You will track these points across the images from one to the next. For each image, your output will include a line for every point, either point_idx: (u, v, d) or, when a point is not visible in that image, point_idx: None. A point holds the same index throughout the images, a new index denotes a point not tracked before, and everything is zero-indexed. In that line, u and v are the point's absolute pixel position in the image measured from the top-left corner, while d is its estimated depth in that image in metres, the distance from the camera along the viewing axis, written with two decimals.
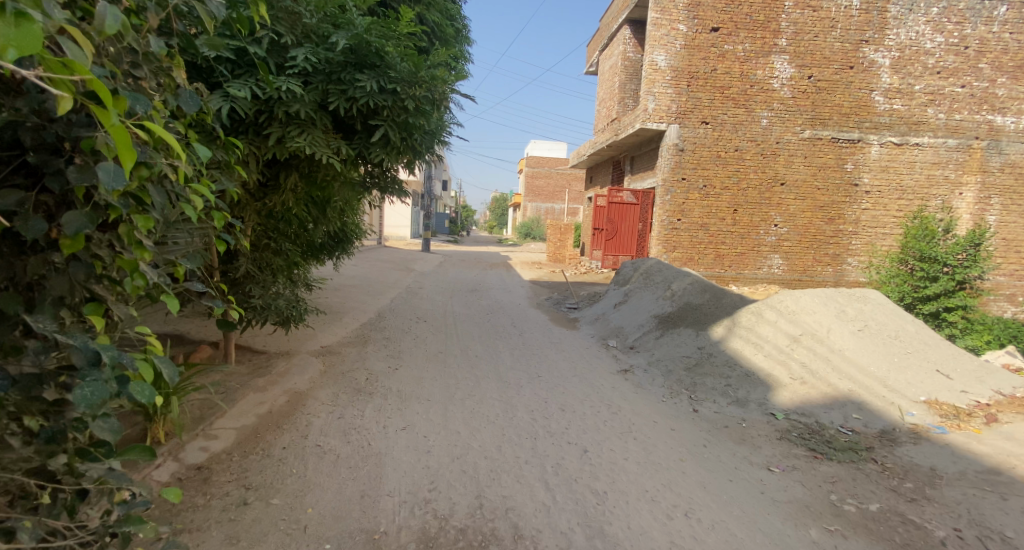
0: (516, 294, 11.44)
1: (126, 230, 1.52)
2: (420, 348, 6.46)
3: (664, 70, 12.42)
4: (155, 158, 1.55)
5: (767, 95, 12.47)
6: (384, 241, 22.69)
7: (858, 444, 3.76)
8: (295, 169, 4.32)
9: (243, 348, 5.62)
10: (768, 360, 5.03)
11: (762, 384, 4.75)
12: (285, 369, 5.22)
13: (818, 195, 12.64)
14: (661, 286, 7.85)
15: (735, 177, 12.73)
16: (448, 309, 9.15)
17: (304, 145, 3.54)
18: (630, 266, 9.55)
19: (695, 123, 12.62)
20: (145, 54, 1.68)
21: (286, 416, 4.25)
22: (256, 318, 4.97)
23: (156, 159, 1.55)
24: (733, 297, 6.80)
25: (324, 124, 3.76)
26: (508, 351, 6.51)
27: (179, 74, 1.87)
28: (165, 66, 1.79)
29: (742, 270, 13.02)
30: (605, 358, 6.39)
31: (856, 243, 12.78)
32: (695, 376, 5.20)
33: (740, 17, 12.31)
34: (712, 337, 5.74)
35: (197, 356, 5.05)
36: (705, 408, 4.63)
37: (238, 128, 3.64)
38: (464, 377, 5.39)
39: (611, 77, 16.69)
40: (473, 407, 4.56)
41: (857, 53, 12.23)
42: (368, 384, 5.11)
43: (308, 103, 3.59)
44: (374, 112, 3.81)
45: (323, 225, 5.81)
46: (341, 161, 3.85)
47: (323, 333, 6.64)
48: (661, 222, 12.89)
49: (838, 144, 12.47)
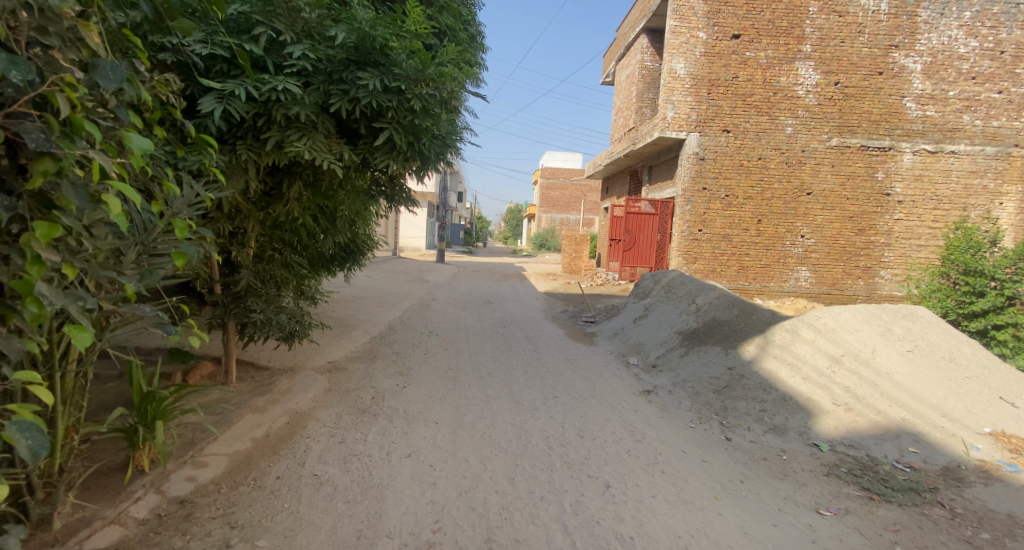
0: (530, 306, 11.08)
1: (26, 239, 1.71)
2: (430, 364, 6.14)
3: (683, 79, 12.13)
4: (63, 155, 1.72)
5: (791, 103, 12.05)
6: (397, 252, 22.45)
7: (919, 484, 3.38)
8: (299, 177, 4.00)
9: (244, 364, 5.34)
10: (807, 384, 4.61)
11: (801, 409, 4.35)
12: (287, 387, 4.91)
13: (847, 205, 12.13)
14: (684, 300, 7.44)
15: (759, 187, 12.29)
16: (461, 322, 8.83)
17: (305, 150, 3.26)
18: (649, 279, 9.13)
19: (716, 131, 12.24)
20: (42, 10, 1.70)
21: (282, 441, 3.94)
22: (257, 335, 4.64)
23: (61, 160, 1.71)
24: (764, 313, 6.37)
25: (327, 128, 3.48)
26: (523, 368, 6.17)
27: (92, 38, 1.83)
28: (72, 27, 1.78)
29: (767, 283, 12.50)
30: (627, 377, 6.00)
31: (888, 256, 12.20)
32: (726, 400, 4.81)
33: (762, 23, 11.95)
34: (743, 357, 5.33)
35: (198, 373, 4.80)
36: (738, 436, 4.24)
37: (232, 132, 3.41)
38: (475, 397, 5.05)
39: (629, 86, 16.38)
40: (485, 432, 4.22)
41: (886, 58, 11.76)
42: (373, 403, 4.79)
43: (309, 105, 3.31)
44: (379, 114, 3.52)
45: (331, 236, 5.53)
46: (344, 167, 3.56)
47: (330, 348, 6.35)
48: (681, 232, 12.50)
49: (868, 152, 11.96)
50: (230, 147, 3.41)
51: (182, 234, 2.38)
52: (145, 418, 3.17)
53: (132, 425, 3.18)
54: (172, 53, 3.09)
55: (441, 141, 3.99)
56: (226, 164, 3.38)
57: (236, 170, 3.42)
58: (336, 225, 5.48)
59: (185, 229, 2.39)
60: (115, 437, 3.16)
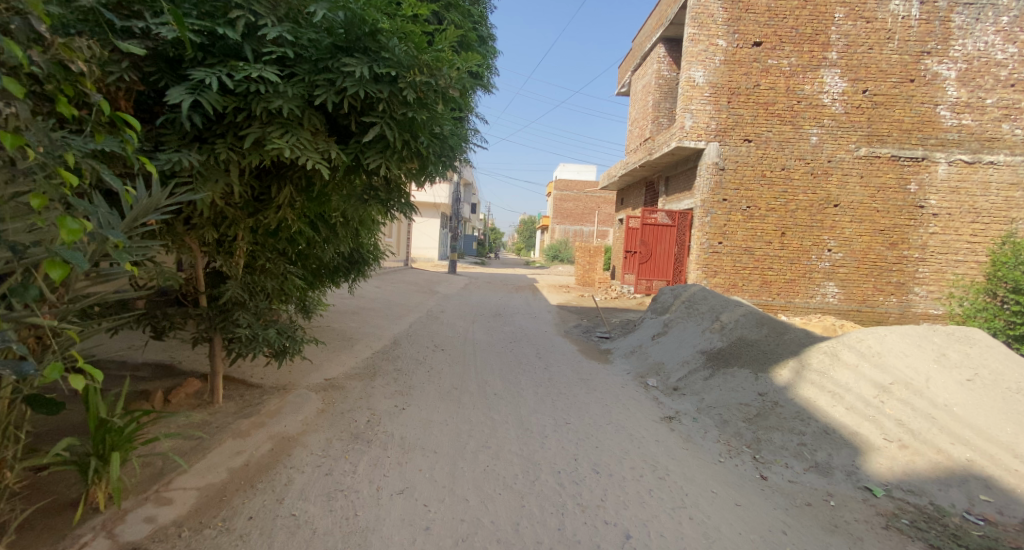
0: (542, 320, 10.64)
1: None
2: (434, 383, 5.72)
3: (702, 87, 11.75)
4: None
5: (816, 111, 11.55)
6: (409, 263, 22.19)
7: (998, 542, 2.90)
8: (291, 182, 3.55)
9: (234, 381, 4.97)
10: (852, 415, 4.14)
11: (847, 445, 3.88)
12: (277, 407, 4.50)
13: (877, 218, 11.54)
14: (708, 316, 6.95)
15: (782, 199, 11.77)
16: (469, 336, 8.41)
17: (286, 148, 2.86)
18: (668, 293, 8.62)
19: (736, 141, 11.77)
20: None
21: (261, 472, 3.52)
22: (242, 353, 4.15)
23: None
24: (797, 333, 5.87)
25: (314, 125, 3.09)
26: (533, 388, 5.73)
27: None
28: None
29: (792, 299, 11.90)
30: (646, 401, 5.52)
31: (922, 271, 11.54)
32: (759, 431, 4.36)
33: (785, 31, 11.54)
34: (776, 383, 4.87)
35: (183, 391, 4.42)
36: (775, 475, 3.75)
37: (210, 128, 3.07)
38: (481, 422, 4.61)
39: (645, 96, 15.98)
40: (490, 465, 3.78)
41: (917, 66, 11.22)
42: (368, 428, 4.38)
43: (293, 99, 2.95)
44: (370, 107, 3.13)
45: (332, 245, 5.17)
46: (333, 168, 3.16)
47: (330, 364, 5.96)
48: (701, 244, 12.03)
49: (899, 163, 11.39)
50: (208, 145, 3.06)
51: (68, 238, 1.91)
52: (101, 450, 2.80)
53: (86, 457, 2.80)
54: (143, 40, 2.84)
55: (445, 141, 3.59)
56: (203, 164, 3.01)
57: (213, 169, 3.05)
58: (338, 234, 5.10)
59: (73, 233, 1.91)
60: (66, 470, 2.79)
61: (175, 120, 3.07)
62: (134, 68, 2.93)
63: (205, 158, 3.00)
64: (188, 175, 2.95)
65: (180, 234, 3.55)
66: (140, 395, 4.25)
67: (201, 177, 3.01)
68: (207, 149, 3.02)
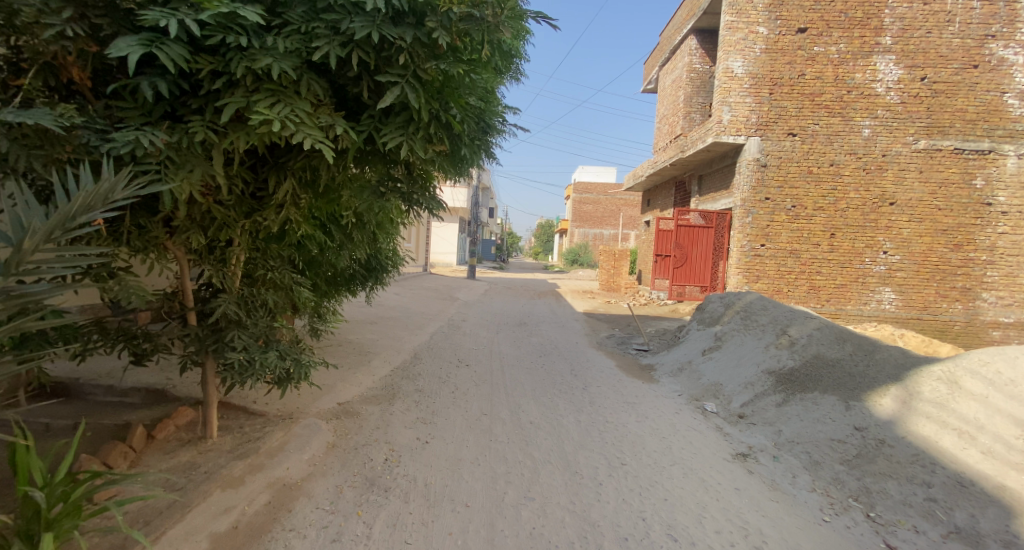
0: (571, 330, 9.79)
1: None
2: (461, 408, 4.87)
3: (742, 78, 10.82)
4: None
5: (869, 102, 10.54)
6: (427, 269, 21.39)
7: None
8: (292, 174, 2.76)
9: (233, 406, 4.25)
10: (991, 461, 3.49)
11: (992, 502, 3.20)
12: (279, 443, 3.61)
13: (939, 217, 10.48)
14: (770, 328, 6.08)
15: (831, 197, 10.80)
16: (494, 349, 7.64)
17: (276, 121, 2.16)
18: (716, 302, 7.72)
19: (780, 135, 10.82)
20: None
21: (252, 539, 2.76)
22: (237, 382, 3.23)
23: None
24: (890, 352, 4.99)
25: (315, 91, 2.38)
26: (576, 414, 4.86)
27: None
28: None
29: (844, 305, 10.91)
30: (709, 431, 4.66)
31: (991, 275, 10.44)
32: (866, 479, 3.61)
33: (833, 15, 10.55)
34: (877, 415, 4.13)
35: (172, 424, 3.61)
36: (906, 545, 3.03)
37: (184, 100, 2.38)
38: (520, 458, 3.81)
39: (675, 91, 14.99)
40: (537, 526, 2.98)
41: (981, 50, 10.14)
42: (385, 470, 3.52)
43: (286, 56, 2.26)
44: (386, 62, 2.42)
45: (345, 250, 4.45)
46: (338, 149, 2.42)
47: (343, 387, 5.22)
48: (741, 247, 11.09)
49: (963, 156, 10.32)
50: (181, 124, 2.34)
51: None
52: (34, 529, 2.08)
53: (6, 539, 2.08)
54: None
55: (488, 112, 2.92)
56: (176, 148, 2.30)
57: (190, 155, 2.33)
58: (352, 238, 4.37)
59: None
60: None
61: (134, 89, 2.35)
62: (80, 20, 2.24)
63: (176, 139, 2.28)
64: (155, 164, 2.23)
65: (159, 242, 2.75)
66: (119, 432, 3.48)
67: (174, 166, 2.29)
68: (179, 128, 2.30)
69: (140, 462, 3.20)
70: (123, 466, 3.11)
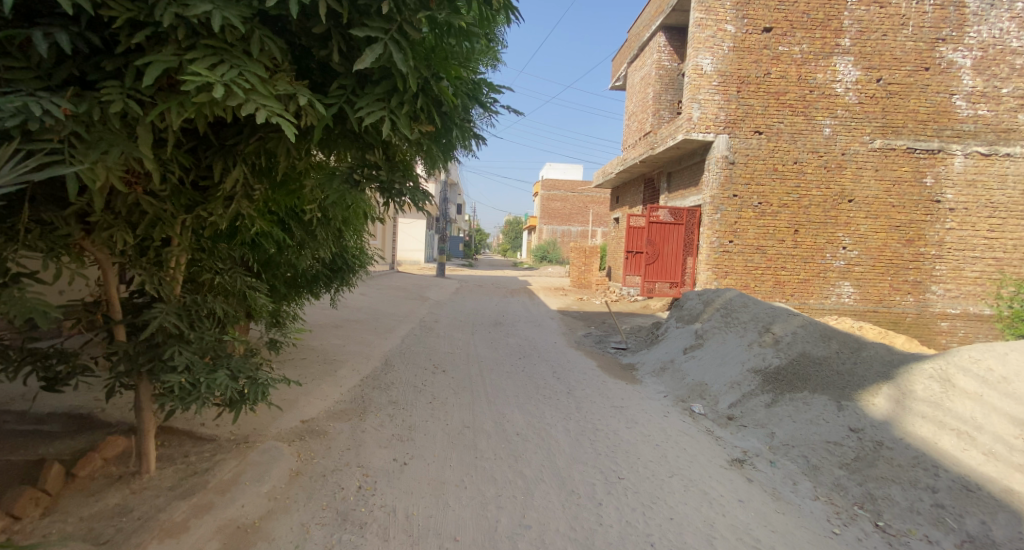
0: (547, 329, 9.53)
1: None
2: (440, 420, 4.49)
3: (710, 75, 10.78)
4: None
5: (829, 101, 10.69)
6: (396, 268, 20.77)
7: None
8: (243, 158, 2.32)
9: (176, 430, 3.72)
10: (994, 463, 3.38)
11: (1002, 507, 3.05)
12: (232, 476, 3.12)
13: (893, 214, 10.74)
14: (752, 327, 5.95)
15: (795, 194, 10.90)
16: (469, 352, 7.27)
17: (216, 84, 1.77)
18: (694, 300, 7.59)
19: (746, 133, 10.85)
20: None
21: None
22: (176, 408, 2.74)
23: None
24: (876, 350, 4.91)
25: (270, 49, 2.00)
26: (563, 423, 4.56)
27: None
28: None
29: (806, 300, 11.04)
30: (700, 435, 4.45)
31: (939, 269, 10.78)
32: (869, 484, 3.44)
33: (796, 16, 10.64)
34: (873, 415, 4.00)
35: (99, 457, 3.09)
36: None
37: (95, 61, 1.96)
38: (509, 476, 3.48)
39: (644, 88, 14.93)
40: None
41: (932, 53, 10.44)
42: (358, 501, 3.10)
43: (229, 4, 1.88)
44: (357, 16, 2.07)
45: (308, 248, 4.00)
46: (299, 123, 2.03)
47: (307, 401, 4.75)
48: (711, 243, 11.05)
49: (915, 156, 10.61)
50: (92, 92, 1.91)
51: None
52: None
53: None
54: None
55: (482, 81, 2.61)
56: (85, 122, 1.86)
57: (105, 131, 1.89)
58: (317, 235, 3.93)
59: None
60: None
61: (27, 44, 1.90)
62: None
63: (84, 110, 1.84)
64: (56, 142, 1.79)
65: (73, 243, 2.26)
66: (33, 470, 2.96)
67: (83, 145, 1.85)
68: (89, 97, 1.87)
69: (57, 508, 2.70)
70: (35, 515, 2.63)
